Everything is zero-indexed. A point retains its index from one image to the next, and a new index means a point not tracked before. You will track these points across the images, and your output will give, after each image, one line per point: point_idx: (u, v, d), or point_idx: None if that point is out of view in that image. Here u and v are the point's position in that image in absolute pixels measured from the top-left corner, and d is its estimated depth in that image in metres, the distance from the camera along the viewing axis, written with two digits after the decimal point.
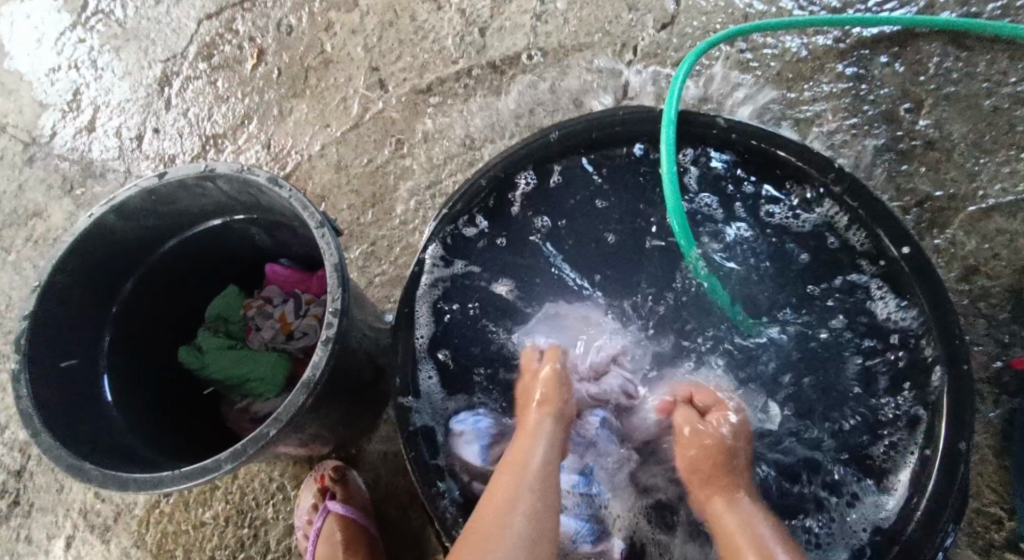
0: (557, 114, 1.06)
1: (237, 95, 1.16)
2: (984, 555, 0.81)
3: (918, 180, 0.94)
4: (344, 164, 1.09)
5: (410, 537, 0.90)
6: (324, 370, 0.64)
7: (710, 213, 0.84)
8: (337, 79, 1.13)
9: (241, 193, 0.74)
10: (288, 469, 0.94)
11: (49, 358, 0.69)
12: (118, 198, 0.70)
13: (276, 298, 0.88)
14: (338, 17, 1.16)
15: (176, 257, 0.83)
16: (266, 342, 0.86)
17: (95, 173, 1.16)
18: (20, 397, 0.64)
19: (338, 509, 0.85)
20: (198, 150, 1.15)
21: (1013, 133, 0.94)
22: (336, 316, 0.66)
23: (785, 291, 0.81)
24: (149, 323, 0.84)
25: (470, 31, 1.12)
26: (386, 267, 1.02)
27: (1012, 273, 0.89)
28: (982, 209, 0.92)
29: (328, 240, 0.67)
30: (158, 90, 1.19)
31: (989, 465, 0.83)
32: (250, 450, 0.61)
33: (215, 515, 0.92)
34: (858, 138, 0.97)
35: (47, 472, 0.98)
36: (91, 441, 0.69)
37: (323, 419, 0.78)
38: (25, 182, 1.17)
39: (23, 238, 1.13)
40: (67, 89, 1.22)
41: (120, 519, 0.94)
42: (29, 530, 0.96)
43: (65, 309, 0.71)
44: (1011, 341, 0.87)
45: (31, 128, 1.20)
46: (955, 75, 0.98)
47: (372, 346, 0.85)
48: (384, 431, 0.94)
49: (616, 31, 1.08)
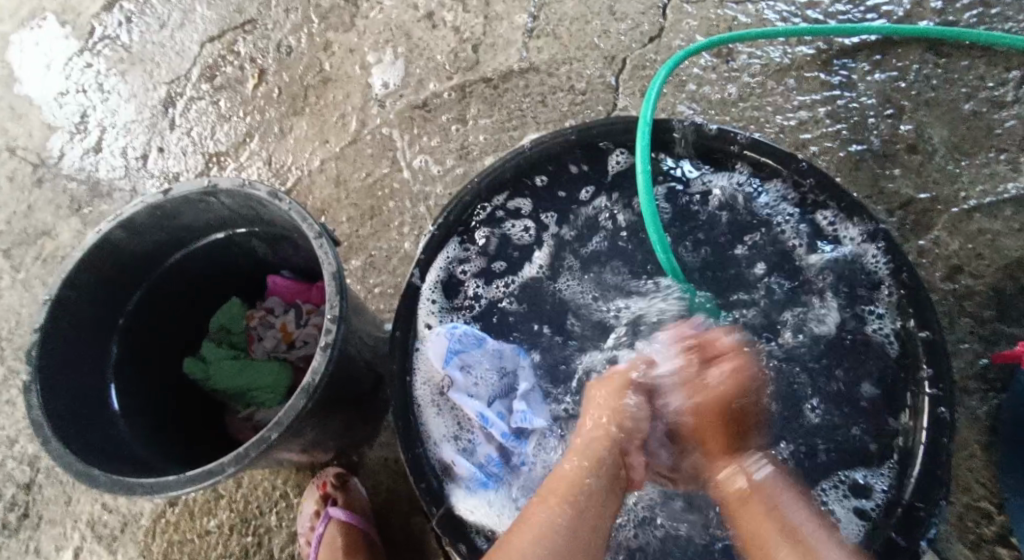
0: (549, 126, 1.09)
1: (239, 114, 1.19)
2: (975, 549, 0.82)
3: (902, 184, 0.96)
4: (343, 179, 1.12)
5: (410, 542, 0.92)
6: (324, 375, 0.67)
7: (710, 216, 0.85)
8: (336, 96, 1.17)
9: (243, 207, 0.77)
10: (290, 477, 0.96)
11: (61, 368, 0.72)
12: (125, 213, 0.73)
13: (277, 309, 0.90)
14: (337, 37, 1.20)
15: (181, 270, 0.85)
16: (268, 352, 0.88)
17: (102, 193, 1.19)
18: (32, 407, 0.66)
19: (339, 515, 0.87)
20: (202, 168, 1.18)
21: (992, 136, 0.97)
22: (335, 322, 0.68)
23: (783, 279, 0.83)
24: (155, 335, 0.87)
25: (464, 48, 1.15)
26: (384, 278, 1.05)
27: (995, 271, 0.91)
28: (964, 210, 0.94)
29: (327, 249, 0.69)
30: (163, 111, 1.22)
31: (977, 460, 0.85)
32: (252, 454, 0.63)
33: (220, 523, 0.94)
34: (843, 143, 1.00)
35: (55, 484, 1.00)
36: (98, 450, 0.71)
37: (324, 425, 0.80)
38: (35, 202, 1.20)
39: (32, 256, 1.17)
40: (75, 112, 1.25)
41: (127, 529, 0.96)
42: (38, 542, 0.98)
43: (75, 322, 0.74)
44: (996, 337, 0.89)
45: (40, 150, 1.24)
46: (934, 81, 1.00)
47: (372, 353, 0.87)
48: (384, 438, 0.96)
49: (605, 44, 1.11)
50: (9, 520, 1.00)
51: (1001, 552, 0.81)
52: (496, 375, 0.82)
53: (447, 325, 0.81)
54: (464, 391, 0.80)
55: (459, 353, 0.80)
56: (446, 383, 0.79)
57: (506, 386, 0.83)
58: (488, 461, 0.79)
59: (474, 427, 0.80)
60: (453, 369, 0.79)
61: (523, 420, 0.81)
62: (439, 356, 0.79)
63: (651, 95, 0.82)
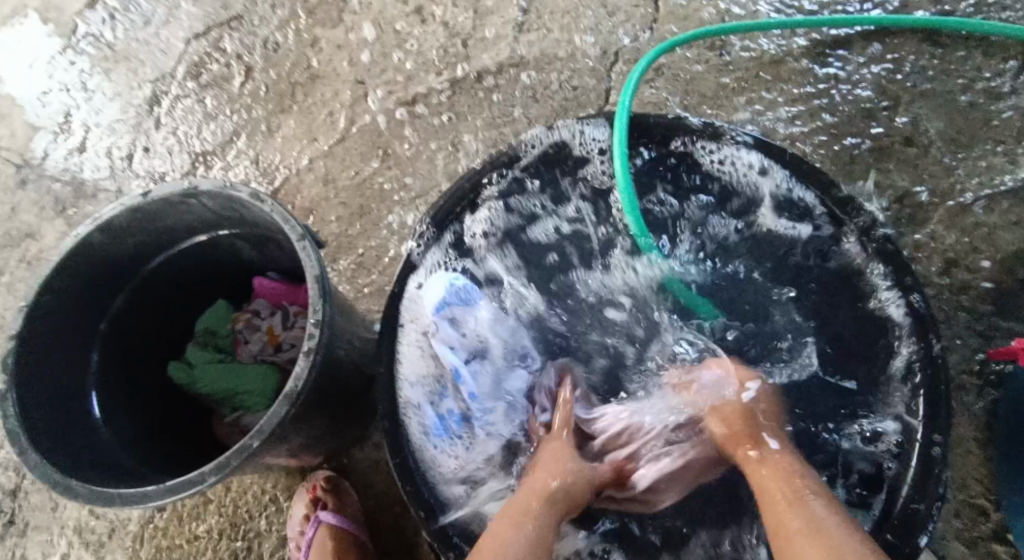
0: (540, 121, 1.07)
1: (226, 112, 1.18)
2: (972, 547, 0.81)
3: (897, 176, 0.95)
4: (332, 177, 1.10)
5: (403, 545, 0.90)
6: (307, 381, 0.65)
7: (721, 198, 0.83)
8: (324, 93, 1.15)
9: (225, 209, 0.75)
10: (280, 481, 0.95)
11: (36, 376, 0.70)
12: (104, 216, 0.71)
13: (263, 311, 0.88)
14: (324, 33, 1.18)
15: (163, 274, 0.84)
16: (255, 355, 0.87)
17: (86, 193, 1.17)
18: (8, 416, 0.65)
19: (329, 519, 0.85)
20: (188, 167, 1.16)
21: (989, 127, 0.96)
22: (318, 327, 0.66)
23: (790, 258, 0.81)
24: (138, 340, 0.85)
25: (453, 43, 1.14)
26: (374, 277, 1.04)
27: (992, 265, 0.90)
28: (961, 203, 0.93)
29: (309, 252, 0.68)
30: (148, 110, 1.21)
31: (973, 457, 0.84)
32: (234, 462, 0.62)
33: (209, 528, 0.93)
34: (838, 137, 0.98)
35: (42, 490, 0.99)
36: (77, 459, 0.69)
37: (310, 430, 0.78)
38: (19, 204, 1.18)
39: (17, 259, 1.15)
40: (58, 111, 1.23)
41: (115, 535, 0.95)
42: (24, 549, 0.97)
43: (54, 329, 0.72)
44: (993, 332, 0.88)
45: (23, 151, 1.22)
46: (930, 72, 0.99)
47: (360, 355, 0.86)
48: (375, 440, 0.95)
49: (597, 38, 1.10)
50: None
51: (999, 550, 0.81)
52: (484, 335, 0.80)
53: (448, 278, 0.80)
54: (450, 341, 0.78)
55: (444, 305, 0.78)
56: (432, 330, 0.77)
57: (490, 348, 0.80)
58: (450, 414, 0.76)
59: (445, 378, 0.77)
60: (443, 317, 0.78)
61: (496, 386, 0.79)
62: (432, 304, 0.78)
63: (630, 88, 0.80)
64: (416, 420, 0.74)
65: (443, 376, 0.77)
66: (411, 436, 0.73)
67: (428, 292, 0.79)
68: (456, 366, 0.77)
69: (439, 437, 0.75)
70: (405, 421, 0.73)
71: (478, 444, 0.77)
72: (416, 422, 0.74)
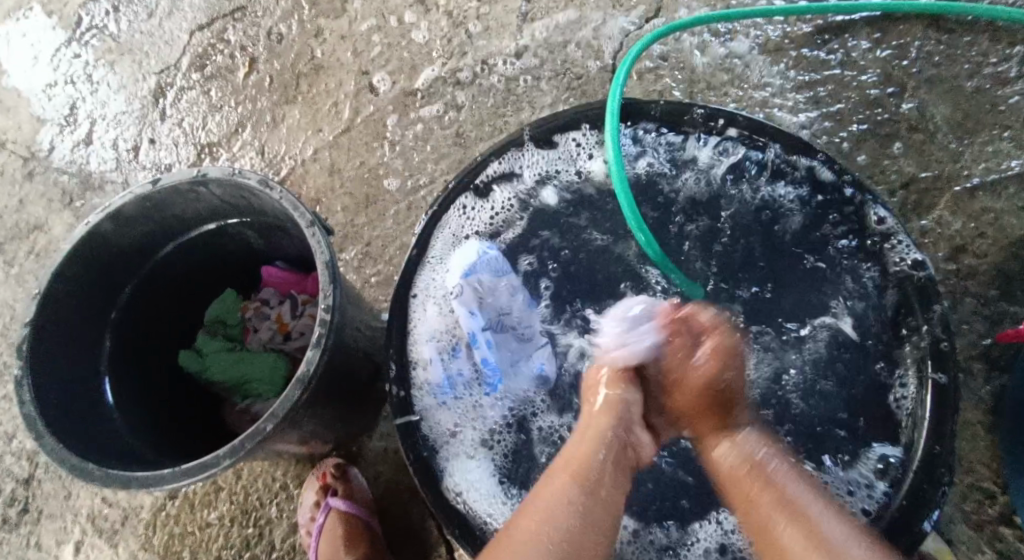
0: (545, 110, 1.08)
1: (230, 104, 1.18)
2: (978, 530, 0.82)
3: (905, 163, 0.95)
4: (337, 167, 1.10)
5: (413, 530, 0.91)
6: (318, 366, 0.66)
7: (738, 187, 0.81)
8: (328, 84, 1.15)
9: (234, 197, 0.76)
10: (290, 468, 0.95)
11: (50, 364, 0.71)
12: (114, 205, 0.72)
13: (272, 300, 0.89)
14: (328, 23, 1.18)
15: (172, 263, 0.84)
16: (264, 343, 0.88)
17: (94, 185, 1.18)
18: (24, 402, 0.66)
19: (339, 505, 0.86)
20: (194, 158, 1.17)
21: (996, 113, 0.96)
22: (329, 312, 0.67)
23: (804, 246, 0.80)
24: (147, 329, 0.86)
25: (456, 33, 1.14)
26: (381, 267, 1.04)
27: (999, 250, 0.90)
28: (968, 188, 0.93)
29: (319, 238, 0.68)
30: (153, 102, 1.21)
31: (980, 440, 0.85)
32: (247, 446, 0.62)
33: (220, 515, 0.94)
34: (844, 123, 0.98)
35: (55, 479, 1.00)
36: (91, 445, 0.70)
37: (320, 417, 0.79)
38: (26, 196, 1.19)
39: (26, 251, 1.16)
40: (64, 104, 1.24)
41: (127, 522, 0.96)
42: (38, 536, 0.98)
43: (65, 317, 0.73)
44: (1000, 318, 0.88)
45: (30, 144, 1.22)
46: (936, 58, 0.99)
47: (369, 343, 0.86)
48: (384, 428, 0.96)
49: (602, 26, 1.09)
50: (9, 514, 1.00)
51: (1005, 532, 0.81)
52: (503, 307, 0.79)
53: (481, 245, 0.80)
54: (472, 306, 0.77)
55: (461, 275, 0.77)
56: (456, 292, 0.76)
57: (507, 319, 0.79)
58: (460, 374, 0.77)
59: (459, 339, 0.77)
60: (469, 283, 0.77)
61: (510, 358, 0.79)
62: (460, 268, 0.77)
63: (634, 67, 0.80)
64: (422, 374, 0.75)
65: (459, 338, 0.77)
66: (418, 387, 0.75)
67: (457, 260, 0.78)
68: (471, 330, 0.77)
69: (446, 393, 0.76)
70: (414, 371, 0.75)
71: (483, 409, 0.78)
72: (423, 376, 0.75)
